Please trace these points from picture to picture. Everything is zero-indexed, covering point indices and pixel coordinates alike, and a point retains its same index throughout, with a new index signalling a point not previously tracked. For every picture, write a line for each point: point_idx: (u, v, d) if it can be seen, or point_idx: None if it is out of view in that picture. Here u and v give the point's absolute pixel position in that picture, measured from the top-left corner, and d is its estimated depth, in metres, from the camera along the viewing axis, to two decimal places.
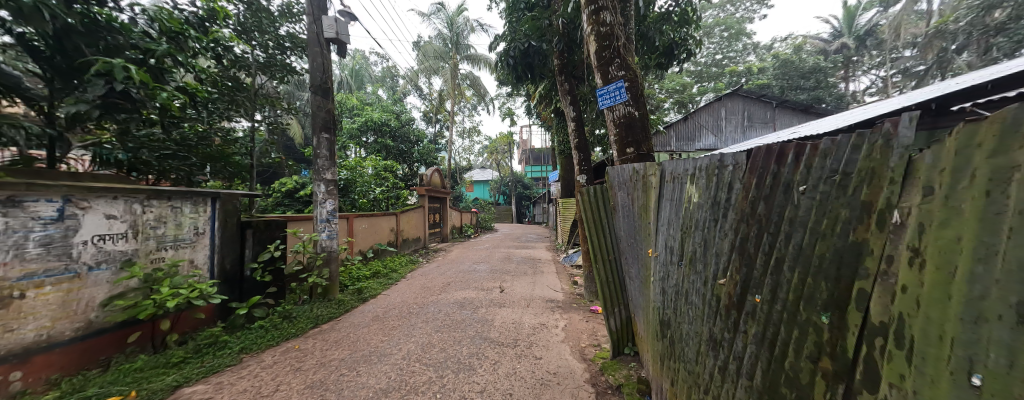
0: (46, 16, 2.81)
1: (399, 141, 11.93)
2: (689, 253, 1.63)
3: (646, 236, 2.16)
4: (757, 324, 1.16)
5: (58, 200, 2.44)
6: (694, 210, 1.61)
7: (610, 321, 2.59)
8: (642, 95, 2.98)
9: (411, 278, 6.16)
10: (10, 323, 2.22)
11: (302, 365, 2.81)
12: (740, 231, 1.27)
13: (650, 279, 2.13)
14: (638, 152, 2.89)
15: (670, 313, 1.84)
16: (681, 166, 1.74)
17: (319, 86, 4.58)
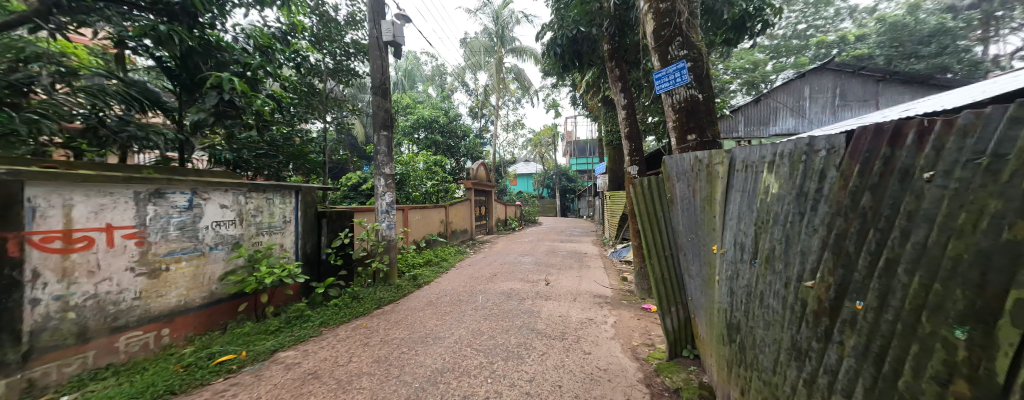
0: (175, 40, 3.39)
1: (448, 137, 12.41)
2: (765, 250, 1.48)
3: (710, 231, 1.98)
4: (857, 335, 1.02)
5: (188, 192, 2.96)
6: (772, 203, 1.45)
7: (665, 321, 2.44)
8: (707, 76, 2.74)
9: (460, 268, 6.43)
10: (161, 289, 2.77)
11: (370, 341, 3.11)
12: (835, 227, 1.12)
13: (714, 278, 1.97)
14: (702, 139, 2.65)
15: (739, 316, 1.69)
16: (757, 152, 1.55)
17: (379, 87, 4.90)
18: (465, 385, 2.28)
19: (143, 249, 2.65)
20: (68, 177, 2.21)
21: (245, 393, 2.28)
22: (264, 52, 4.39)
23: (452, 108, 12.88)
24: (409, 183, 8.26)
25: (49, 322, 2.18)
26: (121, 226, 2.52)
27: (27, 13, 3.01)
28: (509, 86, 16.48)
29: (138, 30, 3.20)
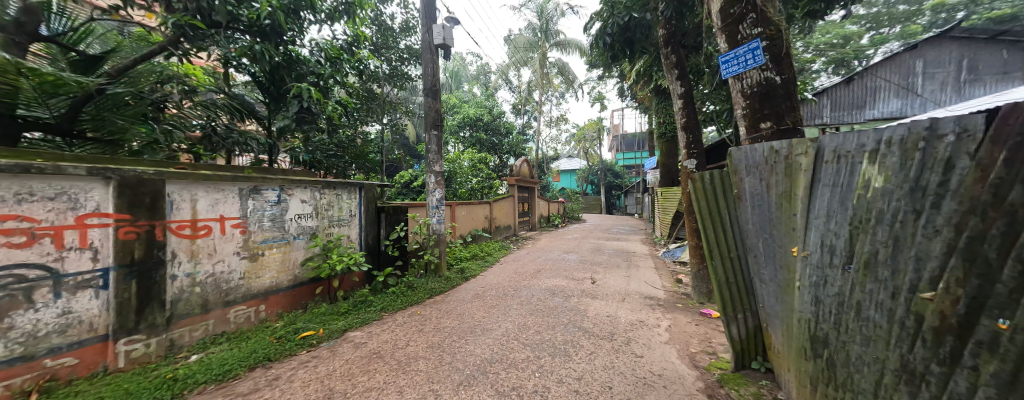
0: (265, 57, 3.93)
1: (492, 134, 12.59)
2: (865, 255, 1.28)
3: (791, 231, 1.73)
4: (1001, 361, 0.88)
5: (277, 189, 3.40)
6: (875, 200, 1.24)
7: (731, 328, 2.20)
8: (786, 56, 2.42)
9: (504, 263, 6.54)
10: (258, 271, 3.23)
11: (424, 328, 3.31)
12: (968, 229, 0.94)
13: (794, 285, 1.73)
14: (779, 127, 2.35)
15: (829, 328, 1.48)
16: (856, 139, 1.32)
17: (430, 89, 5.13)
18: (514, 377, 2.32)
19: (245, 237, 3.11)
20: (194, 176, 2.71)
21: (322, 366, 2.57)
22: (333, 62, 4.88)
23: (496, 106, 13.06)
24: (456, 180, 8.59)
25: (183, 294, 2.68)
26: (229, 216, 2.99)
27: (164, 42, 3.70)
28: (553, 81, 16.23)
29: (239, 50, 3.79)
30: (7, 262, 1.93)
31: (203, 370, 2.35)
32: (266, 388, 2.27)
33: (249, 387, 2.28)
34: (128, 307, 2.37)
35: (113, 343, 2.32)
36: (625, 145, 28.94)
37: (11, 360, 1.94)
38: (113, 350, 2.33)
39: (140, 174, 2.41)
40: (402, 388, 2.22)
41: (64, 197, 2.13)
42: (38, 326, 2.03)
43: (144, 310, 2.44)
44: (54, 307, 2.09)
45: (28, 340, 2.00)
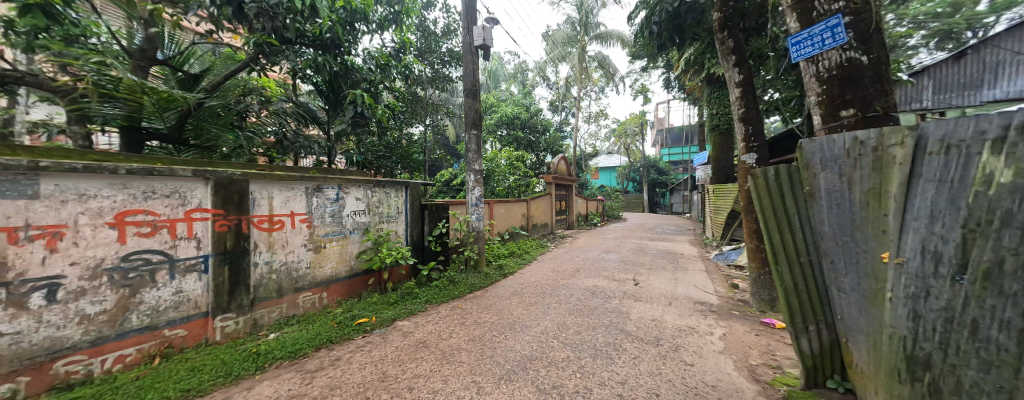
0: (324, 66, 4.40)
1: (529, 131, 12.54)
2: (985, 266, 1.11)
3: (881, 233, 1.42)
4: None
5: (336, 188, 3.69)
6: (996, 202, 1.07)
7: (802, 343, 1.88)
8: (876, 31, 2.11)
9: (542, 261, 6.51)
10: (320, 262, 3.55)
11: (466, 321, 3.41)
12: None
13: (885, 296, 1.43)
14: (864, 114, 2.07)
15: (941, 349, 1.26)
16: (977, 125, 1.08)
17: (470, 89, 5.23)
18: (554, 376, 2.30)
19: (310, 230, 3.43)
20: (272, 176, 3.06)
21: (375, 351, 2.74)
22: (382, 69, 5.24)
23: (533, 104, 13.01)
24: (494, 179, 8.70)
25: (263, 280, 3.05)
26: (298, 212, 3.32)
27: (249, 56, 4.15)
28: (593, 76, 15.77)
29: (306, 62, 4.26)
30: (137, 248, 2.36)
31: (278, 348, 2.65)
32: (328, 368, 2.48)
33: (313, 365, 2.52)
34: (222, 289, 2.77)
35: (212, 319, 2.72)
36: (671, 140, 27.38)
37: (140, 329, 2.37)
38: (212, 325, 2.73)
39: (230, 175, 2.80)
40: (448, 378, 2.31)
41: (176, 195, 2.54)
42: (159, 302, 2.46)
43: (234, 291, 2.84)
44: (170, 286, 2.51)
45: (152, 313, 2.43)
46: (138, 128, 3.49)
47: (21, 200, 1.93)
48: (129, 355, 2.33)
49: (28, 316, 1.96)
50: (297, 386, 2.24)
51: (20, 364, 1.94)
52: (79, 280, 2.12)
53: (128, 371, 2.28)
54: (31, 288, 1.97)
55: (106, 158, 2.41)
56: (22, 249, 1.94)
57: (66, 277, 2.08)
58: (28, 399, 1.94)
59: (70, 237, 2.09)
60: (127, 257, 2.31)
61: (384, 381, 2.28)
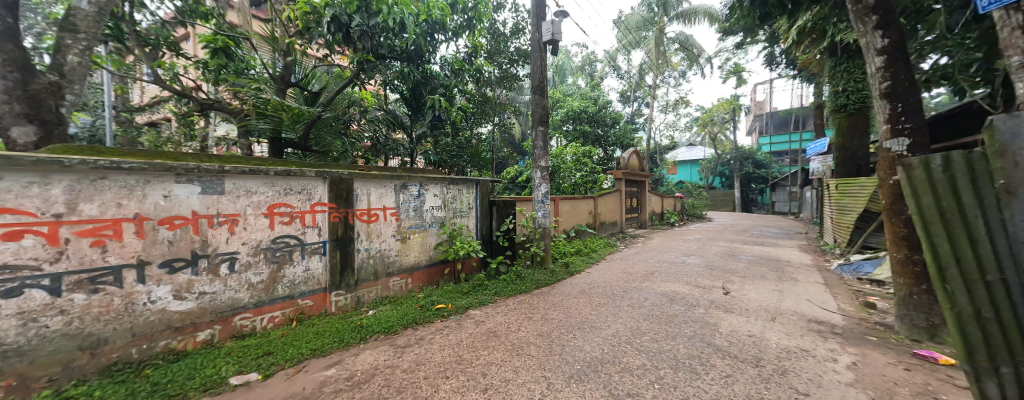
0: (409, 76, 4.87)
1: (597, 125, 12.01)
2: None
3: None
4: None
5: (418, 186, 4.04)
6: None
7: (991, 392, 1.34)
8: None
9: (611, 261, 6.20)
10: (406, 251, 3.92)
11: (534, 316, 3.41)
12: None
13: None
14: None
15: None
16: None
17: (538, 86, 5.18)
18: (629, 383, 2.16)
19: (398, 222, 3.81)
20: (371, 176, 3.49)
21: (452, 335, 2.93)
22: (456, 74, 5.59)
23: (601, 96, 12.44)
24: (559, 175, 8.51)
25: (363, 264, 3.50)
26: (389, 207, 3.73)
27: (356, 69, 4.82)
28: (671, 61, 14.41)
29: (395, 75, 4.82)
30: (281, 233, 2.92)
31: (376, 323, 3.02)
32: (414, 345, 2.73)
33: (402, 342, 2.80)
34: (336, 270, 3.27)
35: (330, 294, 3.23)
36: (767, 128, 23.64)
37: (284, 297, 2.94)
38: (329, 298, 3.25)
39: (340, 174, 3.27)
40: (518, 369, 2.34)
41: (306, 191, 3.06)
42: (295, 277, 3.01)
43: (344, 272, 3.34)
44: (302, 265, 3.06)
45: (291, 285, 2.99)
46: (280, 139, 4.46)
47: (214, 195, 2.54)
48: (277, 316, 2.91)
49: (220, 281, 2.58)
50: (390, 358, 2.52)
51: (216, 316, 2.57)
52: (247, 256, 2.72)
53: (276, 329, 2.86)
54: (220, 260, 2.59)
55: (261, 162, 3.02)
56: (216, 231, 2.56)
57: (239, 253, 2.68)
58: (221, 342, 2.58)
59: (242, 222, 2.69)
60: (275, 239, 2.88)
61: (461, 364, 2.41)
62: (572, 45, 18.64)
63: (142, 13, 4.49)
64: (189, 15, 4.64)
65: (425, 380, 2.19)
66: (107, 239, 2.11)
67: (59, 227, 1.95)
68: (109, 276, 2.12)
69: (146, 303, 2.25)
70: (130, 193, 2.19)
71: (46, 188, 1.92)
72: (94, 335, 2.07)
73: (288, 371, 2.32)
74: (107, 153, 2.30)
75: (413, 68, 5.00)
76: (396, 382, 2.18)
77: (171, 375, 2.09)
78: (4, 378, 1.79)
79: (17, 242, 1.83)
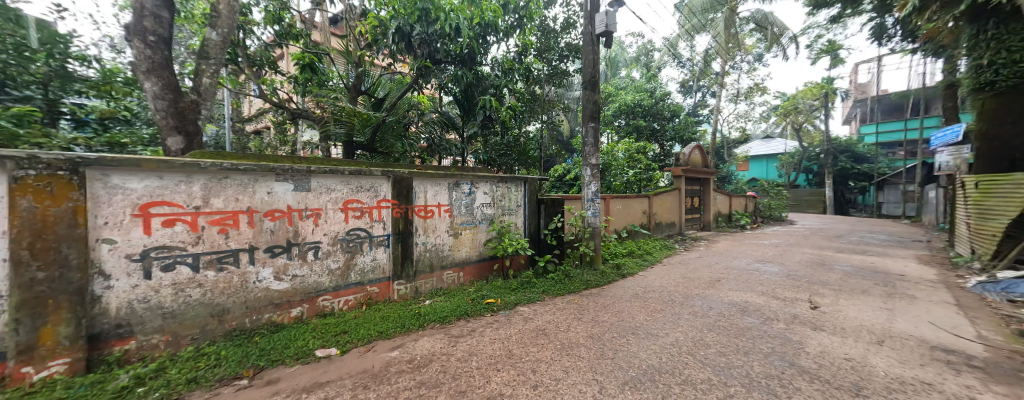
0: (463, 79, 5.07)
1: (653, 119, 11.25)
2: None
3: None
4: None
5: (469, 184, 4.15)
6: None
7: None
8: None
9: (668, 264, 5.77)
10: (458, 246, 4.06)
11: (583, 317, 3.29)
12: None
13: None
14: None
15: None
16: None
17: (589, 80, 4.99)
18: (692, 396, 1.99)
19: (451, 218, 3.97)
20: (426, 175, 3.65)
21: (502, 330, 2.96)
22: (507, 73, 5.66)
23: (660, 88, 11.60)
24: (610, 173, 8.09)
25: (420, 256, 3.71)
26: (443, 203, 3.90)
27: (416, 74, 5.14)
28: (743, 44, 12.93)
29: (450, 79, 5.05)
30: (354, 226, 3.21)
31: (432, 312, 3.18)
32: (467, 336, 2.82)
33: (456, 332, 2.91)
34: (397, 262, 3.50)
35: (393, 283, 3.48)
36: (869, 114, 19.98)
37: (356, 283, 3.23)
38: (393, 287, 3.49)
39: (401, 173, 3.48)
40: (569, 369, 2.27)
41: (373, 189, 3.32)
42: (365, 266, 3.30)
43: (405, 263, 3.57)
44: (371, 255, 3.34)
45: (361, 273, 3.27)
46: (352, 142, 4.97)
47: (303, 192, 2.89)
48: (350, 300, 3.21)
49: (308, 266, 2.93)
50: (445, 346, 2.62)
51: (305, 296, 2.93)
52: (328, 245, 3.04)
53: (349, 311, 3.16)
54: (308, 248, 2.93)
55: (338, 162, 3.35)
56: (304, 223, 2.90)
57: (322, 243, 3.01)
58: (309, 319, 2.93)
59: (323, 216, 3.01)
60: (349, 232, 3.18)
61: (511, 359, 2.42)
62: (627, 35, 17.66)
63: (252, 40, 5.30)
64: (285, 37, 5.42)
65: (477, 370, 2.25)
66: (229, 227, 2.53)
67: (195, 217, 2.38)
68: (230, 257, 2.54)
69: (255, 282, 2.66)
70: (244, 190, 2.59)
71: (189, 185, 2.35)
72: (221, 305, 2.51)
73: (360, 349, 2.56)
74: (227, 156, 2.73)
75: (467, 71, 5.17)
76: (451, 369, 2.27)
77: (272, 344, 2.46)
78: (163, 334, 2.28)
79: (169, 229, 2.27)
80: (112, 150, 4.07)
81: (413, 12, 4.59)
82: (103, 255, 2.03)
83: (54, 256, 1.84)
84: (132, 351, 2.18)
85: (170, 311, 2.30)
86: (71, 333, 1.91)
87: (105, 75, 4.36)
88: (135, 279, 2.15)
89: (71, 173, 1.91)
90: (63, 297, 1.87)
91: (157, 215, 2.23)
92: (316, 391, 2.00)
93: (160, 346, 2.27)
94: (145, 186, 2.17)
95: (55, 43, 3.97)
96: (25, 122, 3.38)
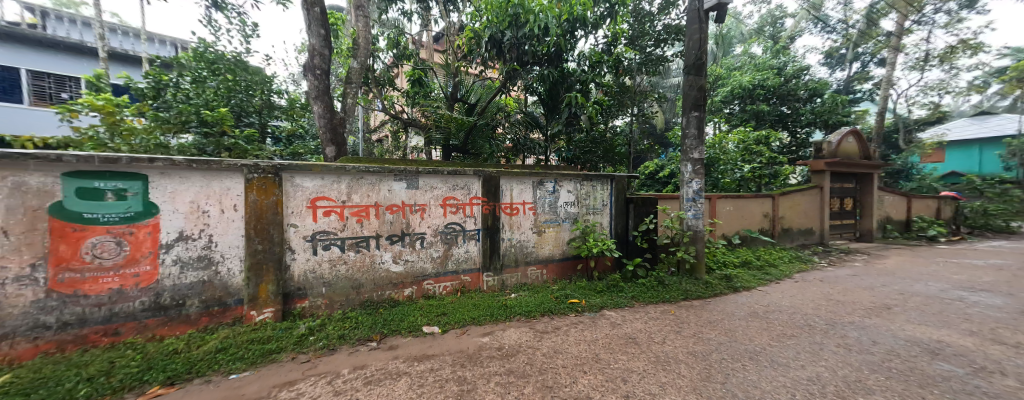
0: (549, 77, 5.11)
1: (780, 103, 9.25)
2: None
3: None
4: None
5: (553, 182, 4.14)
6: None
7: None
8: None
9: (803, 281, 4.72)
10: (543, 243, 4.12)
11: (682, 331, 2.95)
12: None
13: None
14: None
15: None
16: None
17: (692, 65, 4.38)
18: None
19: (535, 216, 4.03)
20: (510, 174, 3.81)
21: (588, 332, 2.89)
22: (595, 66, 5.49)
23: (793, 62, 9.30)
24: (719, 168, 7.04)
25: (506, 251, 3.88)
26: (528, 201, 3.99)
27: (504, 77, 5.41)
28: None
29: (537, 78, 5.16)
30: (450, 220, 3.53)
31: (518, 306, 3.30)
32: (552, 333, 2.83)
33: (541, 327, 2.95)
34: (487, 255, 3.74)
35: (482, 274, 3.71)
36: None
37: (452, 271, 3.56)
38: (482, 279, 3.73)
39: (490, 172, 3.68)
40: (665, 386, 2.07)
41: (466, 187, 3.59)
42: (462, 257, 3.61)
43: (493, 256, 3.78)
44: (464, 248, 3.63)
45: (458, 262, 3.59)
46: (449, 145, 5.47)
47: (413, 189, 3.31)
48: (448, 286, 3.55)
49: (416, 253, 3.36)
50: (531, 340, 2.69)
51: (415, 279, 3.36)
52: (430, 237, 3.41)
53: (447, 296, 3.50)
54: (415, 238, 3.34)
55: (438, 164, 3.74)
56: (413, 216, 3.33)
57: (425, 234, 3.39)
58: (417, 299, 3.36)
59: (427, 211, 3.40)
60: (447, 225, 3.52)
61: (599, 363, 2.34)
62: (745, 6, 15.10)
63: (377, 62, 6.28)
64: (400, 58, 6.25)
65: (563, 368, 2.23)
66: (364, 218, 3.08)
67: (342, 208, 2.98)
68: (364, 242, 3.09)
69: (380, 264, 3.18)
70: (373, 188, 3.11)
71: (339, 183, 2.96)
72: (359, 280, 3.08)
73: (457, 331, 2.82)
74: (362, 160, 3.34)
75: (554, 70, 5.18)
76: (537, 363, 2.31)
77: (391, 316, 2.90)
78: (324, 298, 2.93)
79: (327, 218, 2.91)
80: (294, 158, 5.27)
81: (504, 18, 4.81)
82: (291, 235, 2.76)
83: (266, 234, 2.64)
84: (307, 308, 2.85)
85: (327, 281, 2.94)
86: (275, 290, 2.68)
87: (291, 103, 5.59)
88: (308, 255, 2.84)
89: (275, 175, 2.67)
90: (271, 264, 2.66)
91: (321, 207, 2.89)
92: (425, 361, 2.30)
93: (323, 307, 2.92)
94: (311, 184, 2.83)
95: (263, 84, 5.24)
96: (250, 141, 4.61)
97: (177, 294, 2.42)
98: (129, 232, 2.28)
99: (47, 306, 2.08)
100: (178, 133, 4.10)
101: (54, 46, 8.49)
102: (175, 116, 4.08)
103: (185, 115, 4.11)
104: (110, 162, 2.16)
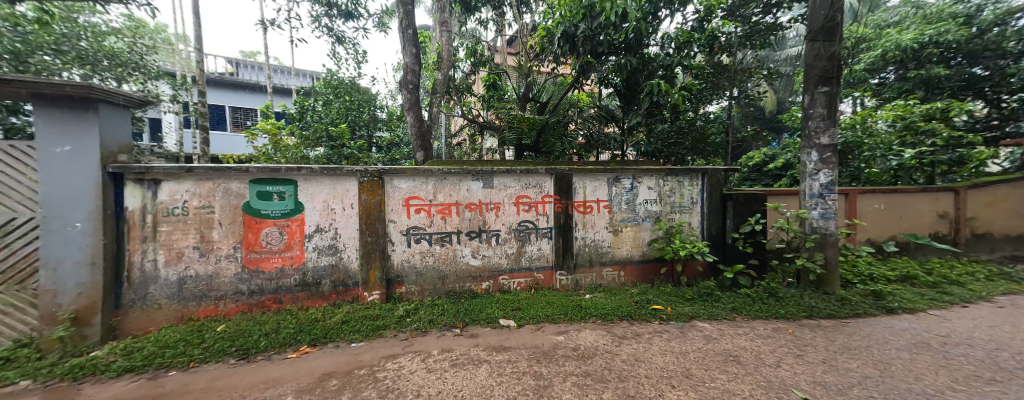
0: (626, 67, 4.87)
1: (969, 63, 6.12)
2: None
3: None
4: None
5: (630, 178, 3.95)
6: None
7: None
8: None
9: (992, 306, 3.54)
10: (620, 244, 3.97)
11: (803, 356, 2.50)
12: None
13: None
14: None
15: None
16: None
17: (820, 29, 3.63)
18: None
19: (610, 215, 3.91)
20: (584, 170, 3.74)
21: (676, 343, 2.70)
22: (683, 48, 5.04)
23: (995, 4, 6.00)
24: (862, 156, 5.58)
25: (581, 250, 3.84)
26: (603, 199, 3.89)
27: (577, 72, 5.34)
28: None
29: (614, 69, 4.97)
30: (523, 218, 3.65)
31: (593, 307, 3.25)
32: (633, 339, 2.73)
33: (620, 332, 2.87)
34: (562, 253, 3.77)
35: (555, 273, 3.76)
36: None
37: (526, 268, 3.68)
38: (554, 277, 3.78)
39: (563, 170, 3.69)
40: None
41: (537, 185, 3.67)
42: (538, 254, 3.71)
43: (566, 255, 3.79)
44: (538, 246, 3.72)
45: (533, 259, 3.70)
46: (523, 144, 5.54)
47: (489, 188, 3.52)
48: (523, 282, 3.68)
49: (494, 249, 3.57)
50: (609, 344, 2.64)
51: (492, 274, 3.57)
52: (505, 233, 3.59)
53: (521, 291, 3.63)
54: (492, 234, 3.55)
55: (513, 163, 3.88)
56: (490, 214, 3.53)
57: (501, 231, 3.58)
58: (495, 292, 3.56)
59: (501, 209, 3.57)
60: (520, 223, 3.64)
61: (690, 379, 2.17)
62: None
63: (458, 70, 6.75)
64: (477, 64, 6.61)
65: (646, 379, 2.14)
66: (449, 215, 3.40)
67: (430, 207, 3.33)
68: (447, 238, 3.40)
69: (462, 258, 3.46)
70: (453, 188, 3.40)
71: (427, 184, 3.31)
72: (445, 272, 3.41)
73: (532, 326, 2.92)
74: (448, 162, 3.68)
75: (633, 59, 4.92)
76: (616, 368, 2.26)
77: (472, 307, 3.14)
78: (418, 285, 3.32)
79: (418, 215, 3.30)
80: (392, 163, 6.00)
81: (577, 12, 4.78)
82: (391, 230, 3.20)
83: (373, 228, 3.11)
84: (406, 294, 3.27)
85: (419, 271, 3.32)
86: (381, 276, 3.16)
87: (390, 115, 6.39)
88: (405, 247, 3.26)
89: (379, 177, 3.12)
90: (377, 255, 3.13)
91: (414, 205, 3.28)
92: (503, 352, 2.45)
93: (416, 293, 3.31)
94: (405, 185, 3.23)
95: (369, 102, 6.14)
96: (360, 150, 5.42)
97: (316, 275, 3.02)
98: (286, 225, 2.94)
99: (242, 277, 2.85)
100: (312, 147, 5.04)
101: (238, 87, 11.17)
102: (312, 133, 5.06)
103: (318, 133, 5.11)
104: (274, 171, 2.83)
